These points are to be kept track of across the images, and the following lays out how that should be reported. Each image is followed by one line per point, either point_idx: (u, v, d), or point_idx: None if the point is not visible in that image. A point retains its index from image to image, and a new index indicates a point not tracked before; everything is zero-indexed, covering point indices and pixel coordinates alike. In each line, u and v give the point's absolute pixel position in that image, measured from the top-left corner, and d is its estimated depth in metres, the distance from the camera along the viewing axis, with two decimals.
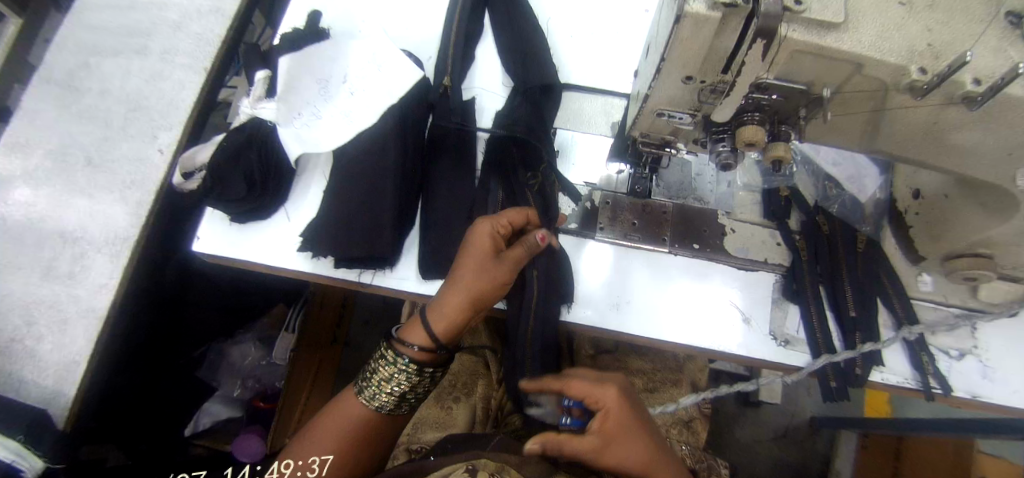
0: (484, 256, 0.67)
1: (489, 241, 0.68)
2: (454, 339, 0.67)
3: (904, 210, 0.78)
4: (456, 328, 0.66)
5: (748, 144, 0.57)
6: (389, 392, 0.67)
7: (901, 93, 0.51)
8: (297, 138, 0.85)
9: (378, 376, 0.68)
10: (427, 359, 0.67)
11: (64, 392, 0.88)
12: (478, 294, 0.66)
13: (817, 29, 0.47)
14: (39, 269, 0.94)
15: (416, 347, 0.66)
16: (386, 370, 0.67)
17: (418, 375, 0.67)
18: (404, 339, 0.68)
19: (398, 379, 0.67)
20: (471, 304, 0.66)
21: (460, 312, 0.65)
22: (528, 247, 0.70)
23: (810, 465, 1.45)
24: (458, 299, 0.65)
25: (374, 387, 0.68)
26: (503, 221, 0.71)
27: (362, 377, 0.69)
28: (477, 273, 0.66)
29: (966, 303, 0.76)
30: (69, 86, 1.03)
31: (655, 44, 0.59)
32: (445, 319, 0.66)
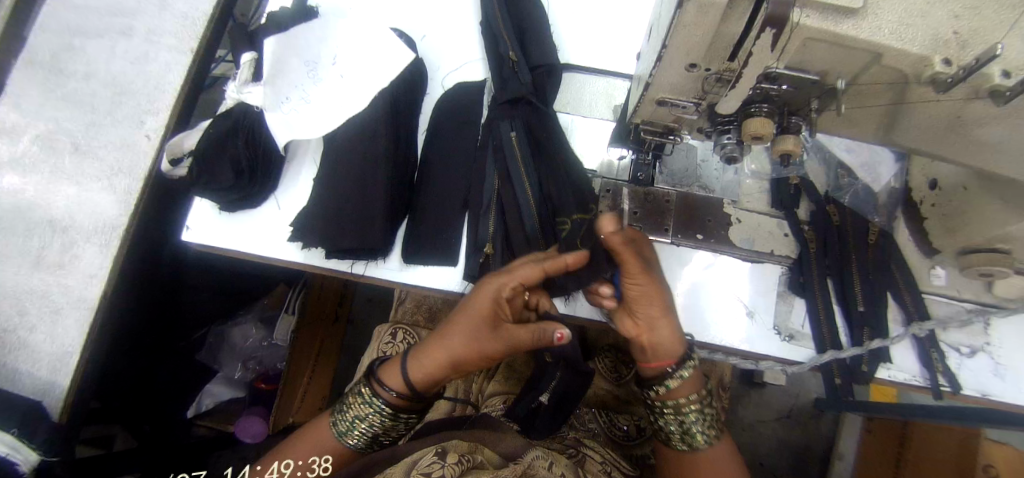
0: (479, 321, 0.61)
1: (490, 308, 0.61)
2: (432, 390, 0.66)
3: (919, 200, 0.75)
4: (431, 385, 0.65)
5: (754, 137, 0.54)
6: (361, 431, 0.67)
7: (922, 86, 0.47)
8: (285, 124, 0.82)
9: (353, 413, 0.67)
10: (401, 405, 0.66)
11: (59, 382, 0.89)
12: (456, 359, 0.63)
13: (832, 16, 0.43)
14: (28, 259, 0.93)
15: (393, 392, 0.65)
16: (360, 408, 0.67)
17: (391, 419, 0.67)
18: (382, 381, 0.66)
19: (371, 420, 0.66)
20: (449, 366, 0.63)
21: (435, 371, 0.64)
22: (535, 333, 0.61)
23: (813, 446, 1.46)
24: (438, 356, 0.64)
25: (347, 422, 0.67)
26: (516, 282, 0.61)
27: (338, 409, 0.69)
28: (465, 339, 0.62)
29: (980, 298, 0.73)
30: (53, 69, 1.00)
31: (657, 28, 0.55)
32: (423, 373, 0.64)
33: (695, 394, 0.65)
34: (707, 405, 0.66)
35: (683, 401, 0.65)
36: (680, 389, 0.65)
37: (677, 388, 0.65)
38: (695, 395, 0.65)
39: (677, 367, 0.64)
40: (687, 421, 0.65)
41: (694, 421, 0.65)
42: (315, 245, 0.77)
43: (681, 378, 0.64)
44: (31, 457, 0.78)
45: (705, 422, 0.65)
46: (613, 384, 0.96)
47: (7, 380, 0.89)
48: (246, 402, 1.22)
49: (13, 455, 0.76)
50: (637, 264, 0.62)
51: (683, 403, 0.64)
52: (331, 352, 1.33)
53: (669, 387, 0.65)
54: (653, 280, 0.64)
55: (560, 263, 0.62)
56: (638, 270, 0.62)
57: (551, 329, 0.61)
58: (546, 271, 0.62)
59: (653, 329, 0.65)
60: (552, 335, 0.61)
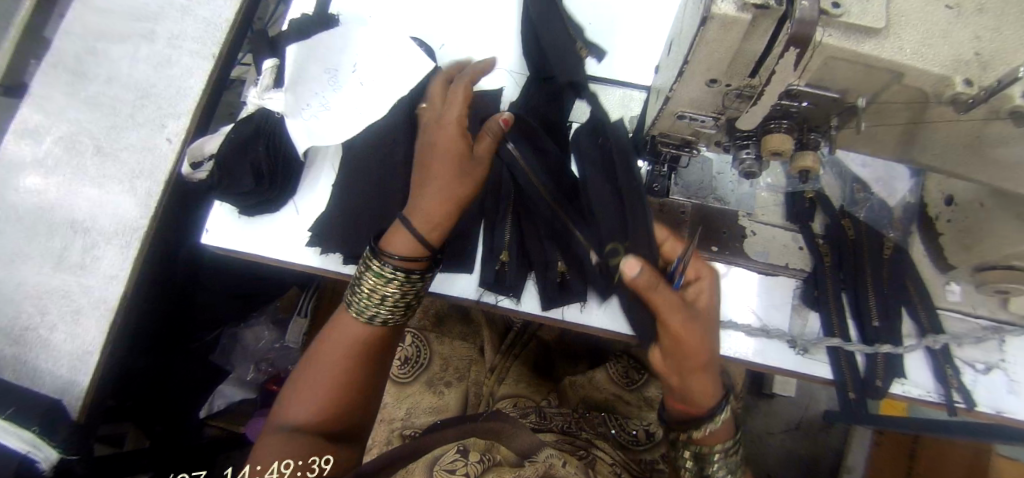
0: (451, 162, 0.65)
1: (452, 137, 0.66)
2: (436, 237, 0.67)
3: (936, 216, 0.75)
4: (438, 233, 0.67)
5: (773, 153, 0.55)
6: (380, 302, 0.66)
7: (942, 105, 0.48)
8: (305, 131, 0.84)
9: (368, 288, 0.66)
10: (414, 266, 0.65)
11: (78, 382, 0.90)
12: (455, 194, 0.66)
13: (853, 35, 0.44)
14: (49, 259, 0.95)
15: (401, 254, 0.65)
16: (374, 279, 0.65)
17: (406, 283, 0.66)
18: (384, 250, 0.66)
19: (387, 290, 0.66)
20: (449, 203, 0.66)
21: (439, 217, 0.66)
22: (493, 137, 0.68)
23: (821, 458, 1.45)
24: (435, 204, 0.66)
25: (364, 298, 0.66)
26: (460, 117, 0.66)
27: (352, 292, 0.67)
28: (443, 179, 0.65)
29: (995, 314, 0.73)
30: (78, 72, 1.02)
31: (679, 42, 0.56)
32: (423, 223, 0.66)
33: (725, 445, 0.62)
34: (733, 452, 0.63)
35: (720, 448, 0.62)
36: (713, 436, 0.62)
37: (707, 436, 0.62)
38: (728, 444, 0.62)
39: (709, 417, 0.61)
40: (708, 468, 0.64)
41: (718, 468, 0.63)
42: (334, 249, 0.78)
43: (714, 427, 0.61)
44: (51, 455, 0.80)
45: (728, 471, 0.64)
46: (622, 389, 0.98)
47: (27, 379, 0.91)
48: (259, 402, 1.23)
49: (35, 452, 0.79)
50: (677, 319, 0.54)
51: (714, 451, 0.62)
52: None
53: (703, 431, 0.61)
54: (696, 336, 0.55)
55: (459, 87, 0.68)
56: (684, 328, 0.54)
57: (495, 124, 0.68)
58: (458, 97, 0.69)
59: (691, 380, 0.59)
60: (498, 124, 0.68)
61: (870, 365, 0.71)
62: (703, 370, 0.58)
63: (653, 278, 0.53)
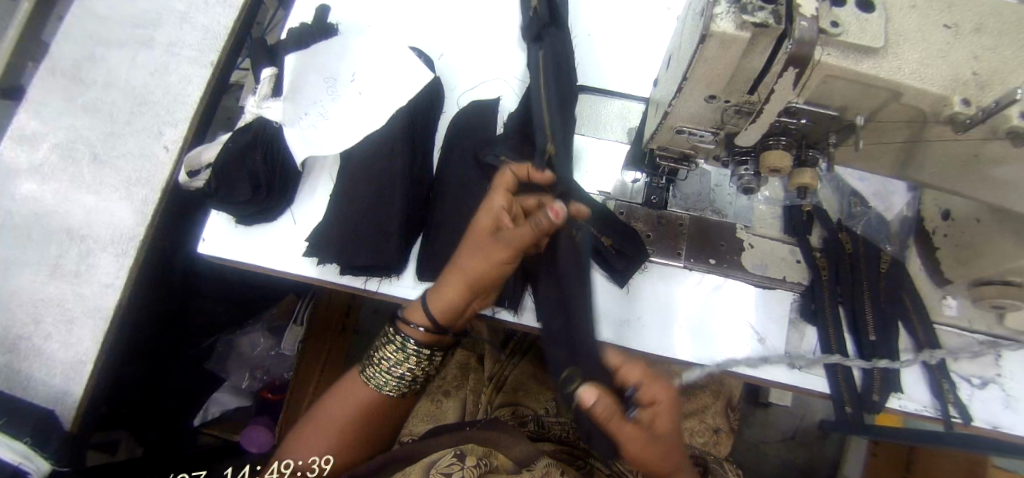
0: (480, 236, 0.65)
1: (490, 220, 0.66)
2: (456, 318, 0.70)
3: (932, 230, 0.76)
4: (455, 312, 0.69)
5: (772, 170, 0.55)
6: (394, 376, 0.74)
7: (940, 124, 0.48)
8: (302, 139, 0.83)
9: (384, 362, 0.74)
10: (431, 341, 0.72)
11: (72, 392, 0.89)
12: (473, 277, 0.66)
13: (852, 54, 0.45)
14: (44, 267, 0.94)
15: (420, 328, 0.71)
16: (393, 354, 0.73)
17: (423, 358, 0.73)
18: (408, 321, 0.72)
19: (404, 364, 0.74)
20: (468, 286, 0.67)
21: (456, 296, 0.68)
22: (533, 228, 0.60)
23: (817, 469, 1.45)
24: (456, 282, 0.67)
25: (379, 371, 0.74)
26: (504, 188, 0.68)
27: (368, 360, 0.76)
28: (473, 255, 0.65)
29: (991, 329, 0.73)
30: (75, 79, 1.01)
31: (678, 59, 0.56)
32: (444, 300, 0.68)
33: None
34: None
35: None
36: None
37: None
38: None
39: None
40: None
41: None
42: (331, 260, 0.78)
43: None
44: (42, 466, 0.79)
45: None
46: None
47: (19, 388, 0.90)
48: (253, 410, 1.26)
49: (25, 464, 0.77)
50: (636, 441, 0.51)
51: None
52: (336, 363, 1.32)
53: None
54: (659, 456, 0.52)
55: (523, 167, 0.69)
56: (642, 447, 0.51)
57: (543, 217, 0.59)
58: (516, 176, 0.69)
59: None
60: (545, 219, 0.59)
61: (867, 380, 0.71)
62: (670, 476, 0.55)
63: (612, 407, 0.50)
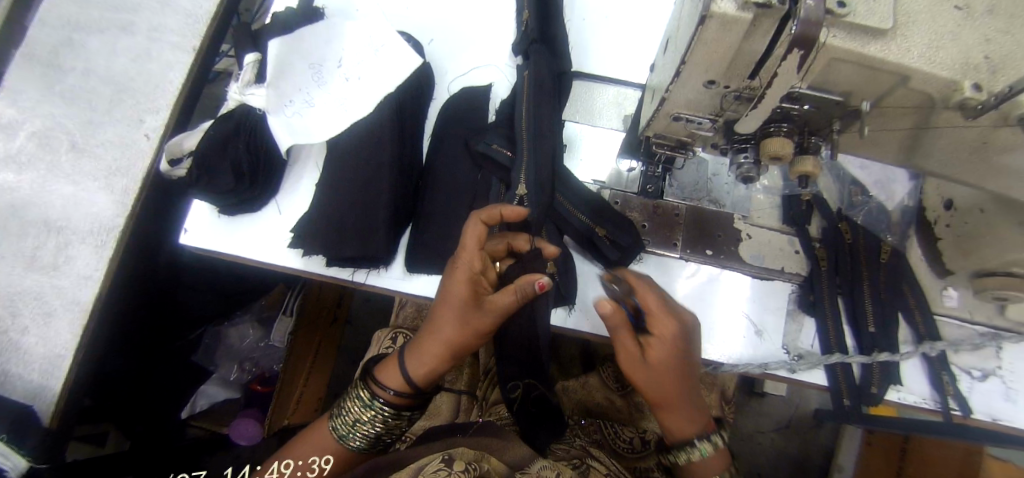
0: (460, 305, 0.63)
1: (468, 288, 0.63)
2: (433, 383, 0.67)
3: (934, 220, 0.74)
4: (434, 377, 0.66)
5: (772, 157, 0.53)
6: (363, 433, 0.67)
7: (949, 110, 0.46)
8: (288, 128, 0.80)
9: (352, 417, 0.67)
10: (402, 403, 0.67)
11: (51, 387, 0.87)
12: (454, 346, 0.64)
13: (860, 36, 0.42)
14: (22, 259, 0.91)
15: (393, 391, 0.66)
16: (361, 410, 0.67)
17: (394, 418, 0.67)
18: (380, 383, 0.67)
19: (372, 421, 0.67)
20: (448, 354, 0.65)
21: (436, 364, 0.65)
22: (516, 293, 0.61)
23: (811, 457, 1.45)
24: (434, 349, 0.65)
25: (347, 426, 0.67)
26: (474, 251, 0.63)
27: (336, 413, 0.69)
28: (455, 323, 0.63)
29: (992, 320, 0.72)
30: (51, 64, 0.98)
31: (676, 42, 0.54)
32: (424, 367, 0.65)
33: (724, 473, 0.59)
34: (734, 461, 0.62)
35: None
36: (710, 464, 0.59)
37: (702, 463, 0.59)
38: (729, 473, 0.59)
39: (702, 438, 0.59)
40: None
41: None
42: (318, 252, 0.75)
43: (703, 453, 0.59)
44: (19, 464, 0.75)
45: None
46: (617, 394, 0.96)
47: None
48: (242, 402, 1.22)
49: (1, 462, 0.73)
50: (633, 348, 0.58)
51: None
52: (328, 355, 1.31)
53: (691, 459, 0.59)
54: (663, 373, 0.57)
55: (492, 215, 0.64)
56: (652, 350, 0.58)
57: (528, 284, 0.61)
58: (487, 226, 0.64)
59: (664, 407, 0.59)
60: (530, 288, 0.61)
61: (867, 374, 0.70)
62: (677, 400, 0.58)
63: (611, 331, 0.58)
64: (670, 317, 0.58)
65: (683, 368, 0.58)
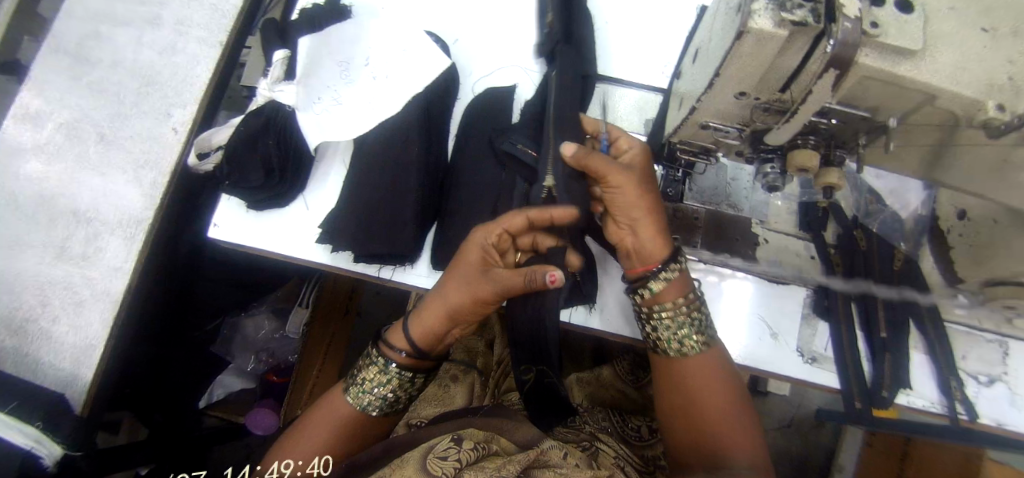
0: (469, 271, 0.65)
1: (478, 258, 0.65)
2: (436, 346, 0.69)
3: (945, 229, 0.76)
4: (434, 339, 0.69)
5: (799, 169, 0.55)
6: (373, 394, 0.70)
7: (972, 128, 0.48)
8: (317, 125, 0.82)
9: (365, 377, 0.70)
10: (411, 364, 0.69)
11: (82, 376, 0.89)
12: (455, 311, 0.66)
13: (890, 56, 0.44)
14: (51, 249, 0.93)
15: (402, 352, 0.69)
16: (372, 370, 0.70)
17: (402, 380, 0.70)
18: (391, 343, 0.70)
19: (383, 381, 0.70)
20: (448, 317, 0.67)
21: (437, 325, 0.68)
22: (525, 276, 0.61)
23: (812, 456, 1.48)
24: (438, 309, 0.68)
25: (359, 386, 0.70)
26: (498, 229, 0.65)
27: (350, 376, 0.72)
28: (459, 289, 0.66)
29: (999, 328, 0.75)
30: (79, 57, 0.99)
31: (708, 54, 0.55)
32: (425, 327, 0.68)
33: (680, 298, 0.63)
34: (697, 312, 0.64)
35: (676, 307, 0.63)
36: (671, 287, 0.64)
37: (663, 290, 0.64)
38: (685, 299, 0.63)
39: (665, 266, 0.64)
40: (679, 327, 0.63)
41: (686, 324, 0.63)
42: (345, 247, 0.77)
43: (666, 279, 0.63)
44: (53, 451, 0.79)
45: (693, 330, 0.63)
46: (630, 387, 0.98)
47: (29, 372, 0.90)
48: (258, 392, 1.27)
49: (36, 448, 0.78)
50: (609, 167, 0.63)
51: (674, 305, 0.63)
52: (340, 347, 1.33)
53: (654, 289, 0.64)
54: (641, 184, 0.65)
55: (543, 216, 0.66)
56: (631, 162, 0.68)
57: (539, 274, 0.61)
58: (530, 220, 0.66)
59: (638, 226, 0.65)
60: (543, 277, 0.61)
61: (878, 375, 0.73)
62: (647, 213, 0.65)
63: (587, 151, 0.65)
64: (635, 138, 0.70)
65: (645, 176, 0.67)
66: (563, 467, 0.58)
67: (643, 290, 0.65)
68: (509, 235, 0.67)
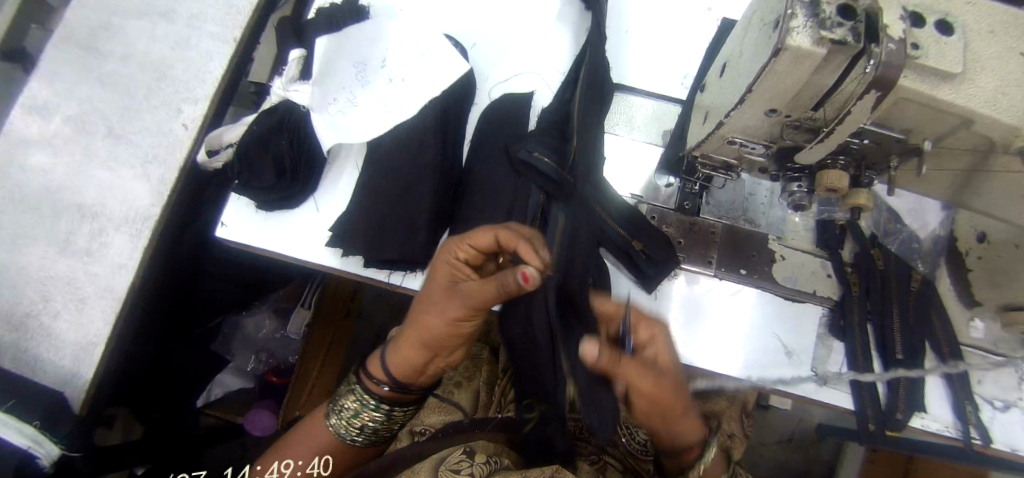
0: (438, 290, 0.61)
1: (446, 276, 0.61)
2: (415, 376, 0.67)
3: (965, 251, 0.76)
4: (413, 370, 0.66)
5: (827, 189, 0.55)
6: (357, 427, 0.71)
7: (1008, 154, 0.47)
8: (331, 126, 0.81)
9: (349, 409, 0.71)
10: (394, 398, 0.69)
11: (82, 375, 0.87)
12: (432, 339, 0.62)
13: (931, 79, 0.43)
14: (54, 243, 0.91)
15: (380, 384, 0.68)
16: (355, 404, 0.70)
17: (386, 413, 0.70)
18: (370, 373, 0.69)
19: (366, 415, 0.70)
20: (424, 345, 0.63)
21: (412, 356, 0.64)
22: (493, 287, 0.53)
23: (813, 472, 1.48)
24: (414, 339, 0.63)
25: (343, 417, 0.71)
26: (465, 245, 0.60)
27: (333, 404, 0.72)
28: (429, 314, 0.61)
29: (1015, 352, 0.74)
30: (91, 49, 0.98)
31: (739, 69, 0.54)
32: (400, 359, 0.65)
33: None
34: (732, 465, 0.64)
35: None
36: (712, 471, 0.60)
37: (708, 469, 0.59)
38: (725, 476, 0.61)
39: (701, 456, 0.57)
40: None
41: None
42: (357, 251, 0.76)
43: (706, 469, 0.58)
44: (52, 451, 0.79)
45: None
46: None
47: (27, 368, 0.88)
48: (256, 392, 1.25)
49: (35, 448, 0.77)
50: (636, 369, 0.48)
51: None
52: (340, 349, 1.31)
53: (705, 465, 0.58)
54: (674, 393, 0.50)
55: (515, 236, 0.58)
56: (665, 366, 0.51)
57: (504, 282, 0.52)
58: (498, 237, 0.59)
59: (673, 427, 0.54)
60: (514, 281, 0.51)
61: (893, 399, 0.72)
62: (682, 416, 0.53)
63: (614, 358, 0.48)
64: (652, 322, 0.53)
65: (682, 377, 0.53)
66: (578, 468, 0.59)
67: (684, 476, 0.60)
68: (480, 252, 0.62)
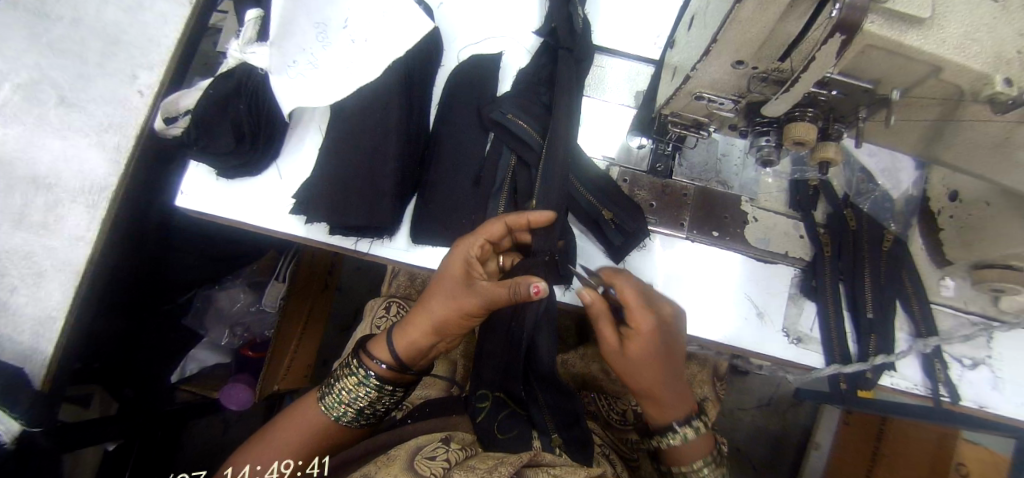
0: (453, 284, 0.62)
1: (461, 268, 0.62)
2: (418, 360, 0.67)
3: (938, 211, 0.75)
4: (417, 353, 0.66)
5: (795, 142, 0.53)
6: (350, 405, 0.68)
7: (978, 103, 0.46)
8: (291, 90, 0.76)
9: (343, 386, 0.68)
10: (390, 378, 0.67)
11: (41, 350, 0.85)
12: (442, 323, 0.63)
13: (898, 23, 0.41)
14: (9, 217, 0.88)
15: (382, 364, 0.66)
16: (349, 379, 0.68)
17: (377, 391, 0.67)
18: (371, 353, 0.68)
19: (359, 391, 0.67)
20: (434, 330, 0.64)
21: (421, 338, 0.65)
22: (506, 288, 0.56)
23: (790, 434, 1.51)
24: (424, 322, 0.64)
25: (334, 397, 0.68)
26: (481, 239, 0.63)
27: (326, 385, 0.70)
28: (444, 301, 0.62)
29: (985, 310, 0.74)
30: (37, 11, 0.92)
31: (705, 19, 0.52)
32: (408, 338, 0.65)
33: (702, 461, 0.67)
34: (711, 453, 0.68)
35: (695, 467, 0.67)
36: (691, 448, 0.67)
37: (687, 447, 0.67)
38: (708, 456, 0.67)
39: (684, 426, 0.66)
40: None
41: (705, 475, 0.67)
42: (321, 218, 0.74)
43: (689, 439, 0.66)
44: (12, 427, 0.77)
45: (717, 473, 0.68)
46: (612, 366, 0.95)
47: None
48: (233, 367, 1.25)
49: None
50: (612, 336, 0.60)
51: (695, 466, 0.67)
52: (319, 321, 1.30)
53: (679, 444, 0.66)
54: (647, 369, 0.60)
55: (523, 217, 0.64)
56: (648, 331, 0.58)
57: (520, 287, 0.55)
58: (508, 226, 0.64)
59: (656, 397, 0.64)
60: (525, 291, 0.54)
61: (863, 354, 0.72)
62: (663, 385, 0.62)
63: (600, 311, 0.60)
64: (647, 310, 0.58)
65: (665, 359, 0.60)
66: (556, 468, 0.61)
67: (662, 442, 0.67)
68: (491, 244, 0.65)
